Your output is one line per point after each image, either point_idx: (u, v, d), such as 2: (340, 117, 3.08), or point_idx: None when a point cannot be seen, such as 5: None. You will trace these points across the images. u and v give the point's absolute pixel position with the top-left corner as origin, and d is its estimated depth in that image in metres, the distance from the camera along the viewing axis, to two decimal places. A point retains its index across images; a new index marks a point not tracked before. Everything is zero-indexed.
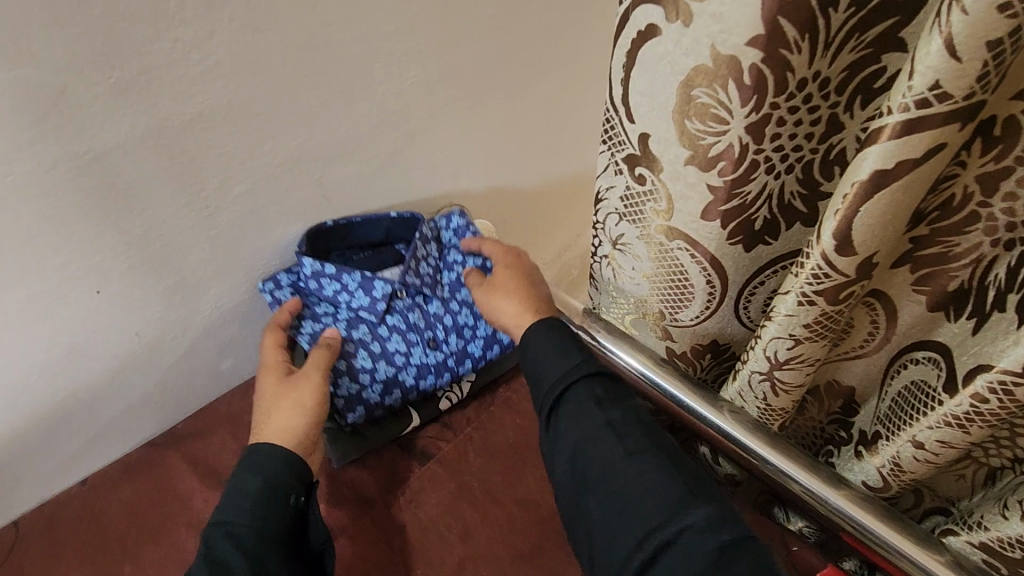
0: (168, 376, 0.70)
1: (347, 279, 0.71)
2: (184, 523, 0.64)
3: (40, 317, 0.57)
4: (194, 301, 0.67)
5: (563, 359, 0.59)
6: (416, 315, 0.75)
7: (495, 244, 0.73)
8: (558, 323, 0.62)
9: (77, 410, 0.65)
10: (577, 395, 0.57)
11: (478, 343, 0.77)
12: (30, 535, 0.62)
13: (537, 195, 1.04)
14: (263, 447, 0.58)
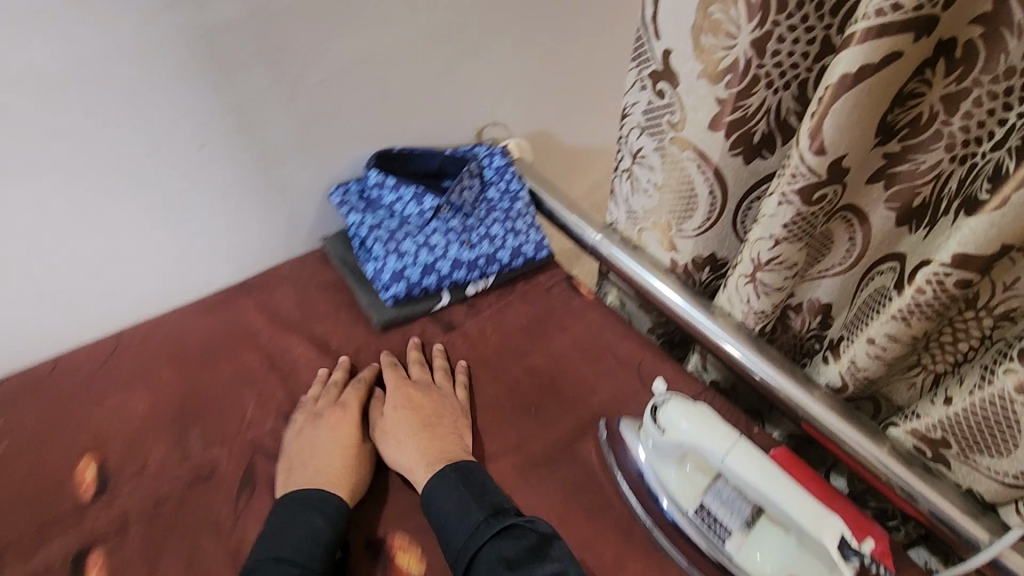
0: (247, 237, 0.82)
1: (404, 192, 0.84)
2: (253, 349, 0.76)
3: (154, 162, 0.69)
4: (274, 173, 0.79)
5: (471, 514, 0.58)
6: (456, 223, 0.85)
7: (396, 376, 0.72)
8: (460, 475, 0.61)
9: (173, 252, 0.77)
10: (488, 557, 0.56)
11: (504, 251, 0.85)
12: (131, 344, 0.76)
13: (577, 129, 1.12)
14: (331, 499, 0.60)
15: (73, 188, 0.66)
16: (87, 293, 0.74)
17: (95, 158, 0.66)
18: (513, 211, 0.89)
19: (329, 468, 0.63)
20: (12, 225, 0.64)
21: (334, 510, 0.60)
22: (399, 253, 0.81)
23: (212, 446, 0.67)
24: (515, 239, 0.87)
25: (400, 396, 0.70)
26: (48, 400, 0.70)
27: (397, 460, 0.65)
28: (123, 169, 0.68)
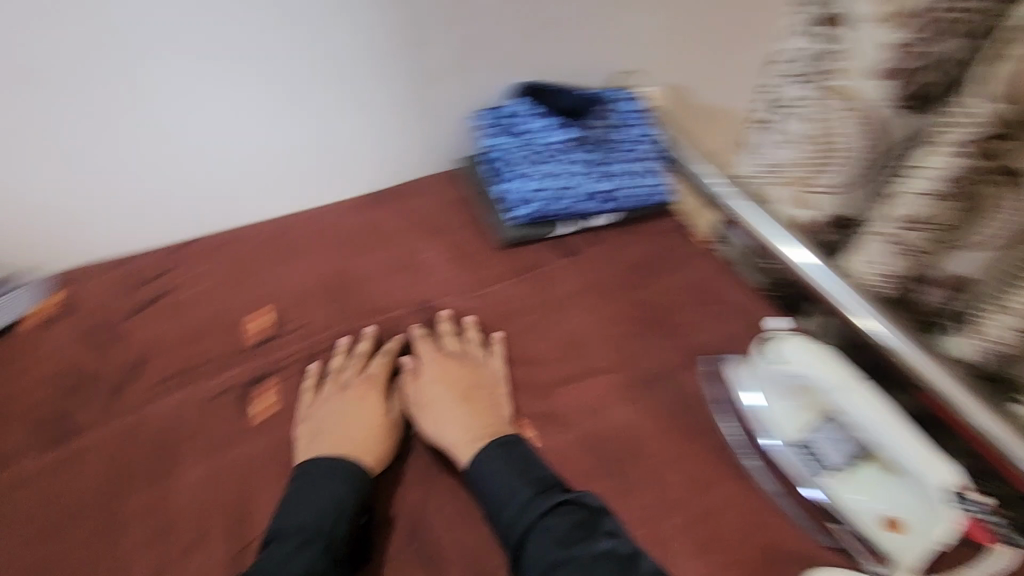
0: (397, 146, 0.90)
1: (542, 122, 0.89)
2: (392, 244, 0.85)
3: (336, 62, 0.79)
4: (430, 88, 0.87)
5: (514, 490, 0.58)
6: (586, 158, 0.89)
7: (430, 350, 0.72)
8: (501, 450, 0.61)
9: (336, 149, 0.87)
10: (539, 533, 0.55)
11: (627, 190, 0.89)
12: (294, 224, 0.88)
13: (728, 91, 1.08)
14: (352, 467, 0.60)
15: (276, 75, 0.77)
16: (264, 175, 0.85)
17: (291, 51, 0.76)
18: (639, 154, 0.93)
19: (359, 435, 0.63)
20: (220, 101, 0.76)
21: (353, 473, 0.60)
22: (528, 178, 0.86)
23: (352, 318, 0.77)
24: (638, 181, 0.90)
25: (435, 368, 0.69)
26: (228, 258, 0.83)
27: (435, 433, 0.65)
28: (316, 69, 0.79)
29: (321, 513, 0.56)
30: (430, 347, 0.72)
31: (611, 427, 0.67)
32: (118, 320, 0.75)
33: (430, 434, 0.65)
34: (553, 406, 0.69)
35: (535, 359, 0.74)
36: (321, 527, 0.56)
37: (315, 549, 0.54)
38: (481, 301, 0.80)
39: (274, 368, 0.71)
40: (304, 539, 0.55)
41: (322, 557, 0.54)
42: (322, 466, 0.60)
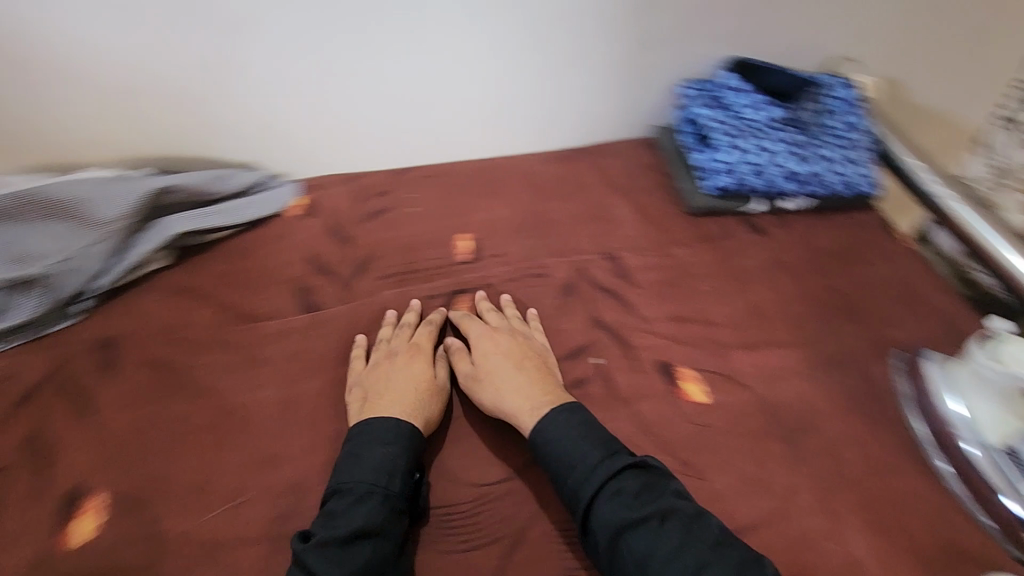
0: (601, 106, 0.99)
1: (750, 97, 0.89)
2: (585, 198, 0.92)
3: (574, 21, 0.88)
4: (646, 55, 0.94)
5: (581, 455, 0.58)
6: (792, 138, 0.88)
7: (477, 326, 0.72)
8: (564, 412, 0.61)
9: (550, 102, 0.97)
10: (609, 495, 0.55)
11: (830, 176, 0.88)
12: (498, 165, 0.98)
13: (935, 93, 1.06)
14: (404, 425, 0.61)
15: (519, 26, 0.87)
16: (485, 116, 0.96)
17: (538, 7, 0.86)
18: (848, 142, 0.90)
19: (409, 398, 0.64)
20: (469, 45, 0.87)
21: (398, 430, 0.60)
22: (732, 150, 0.86)
23: (548, 256, 0.83)
24: (843, 168, 0.88)
25: (485, 342, 0.69)
26: (441, 187, 0.93)
27: (498, 404, 0.64)
28: (553, 24, 0.88)
29: (377, 468, 0.58)
30: (477, 323, 0.72)
31: (791, 397, 0.69)
32: (351, 222, 0.87)
33: (492, 406, 0.64)
34: (730, 366, 0.71)
35: (715, 321, 0.76)
36: (372, 482, 0.57)
37: (379, 498, 0.56)
38: (667, 261, 0.83)
39: (475, 286, 0.79)
40: (363, 494, 0.56)
41: (383, 507, 0.55)
42: (373, 426, 0.61)
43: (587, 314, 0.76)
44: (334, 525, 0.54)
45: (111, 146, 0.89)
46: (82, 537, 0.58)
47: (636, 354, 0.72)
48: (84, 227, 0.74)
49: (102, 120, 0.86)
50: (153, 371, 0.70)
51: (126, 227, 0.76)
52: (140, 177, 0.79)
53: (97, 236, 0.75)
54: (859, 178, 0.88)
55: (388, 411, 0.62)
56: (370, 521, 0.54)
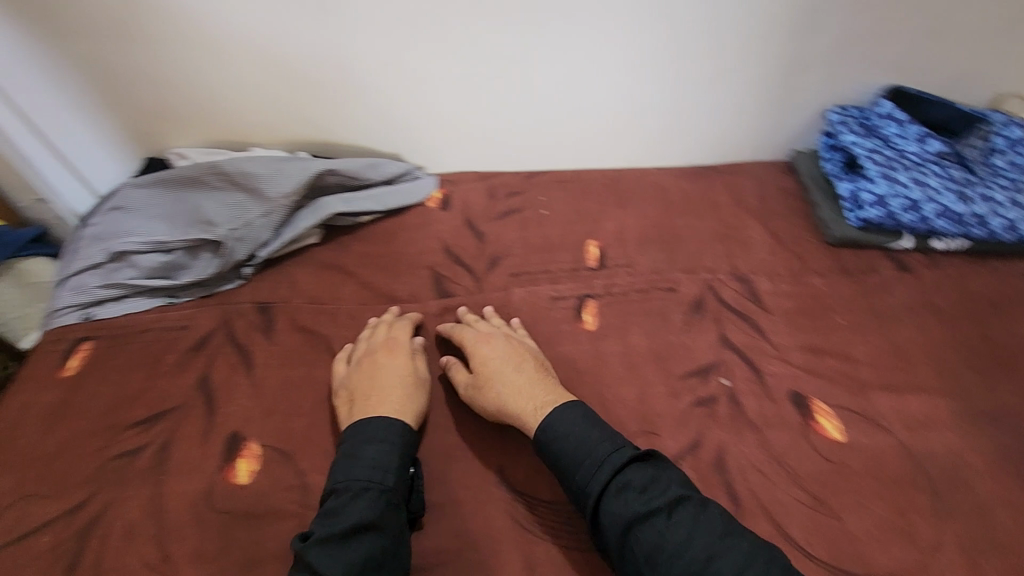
0: (738, 125, 0.97)
1: (909, 130, 0.87)
2: (716, 216, 0.90)
3: (726, 41, 0.88)
4: (795, 77, 0.92)
5: (591, 450, 0.58)
6: (953, 176, 0.85)
7: (463, 328, 0.73)
8: (571, 411, 0.61)
9: (687, 118, 0.96)
10: (618, 488, 0.56)
11: (996, 220, 0.83)
12: (627, 177, 0.98)
13: None
14: (393, 424, 0.62)
15: (674, 39, 0.87)
16: (620, 128, 0.98)
17: (693, 26, 0.86)
18: (1013, 184, 0.87)
19: (395, 395, 0.65)
20: (618, 58, 0.89)
21: (389, 430, 0.62)
22: (889, 183, 0.83)
23: (676, 272, 0.82)
24: (1010, 214, 0.83)
25: (473, 343, 0.70)
26: (572, 193, 0.95)
27: (501, 408, 0.65)
28: (704, 42, 0.88)
29: (373, 464, 0.59)
30: (462, 326, 0.73)
31: (937, 448, 0.65)
32: (483, 219, 0.91)
33: (495, 411, 0.65)
34: (870, 406, 0.68)
35: (854, 357, 0.73)
36: (368, 479, 0.58)
37: (377, 491, 0.57)
38: (803, 289, 0.80)
39: (603, 292, 0.80)
40: (358, 490, 0.57)
41: (382, 500, 0.57)
42: (364, 427, 0.62)
43: (716, 333, 0.75)
44: (333, 521, 0.55)
45: (273, 129, 0.96)
46: (242, 476, 0.64)
47: (766, 380, 0.71)
48: (258, 200, 0.83)
49: (272, 104, 0.92)
50: (305, 337, 0.76)
51: (291, 204, 0.84)
52: (308, 160, 0.87)
53: (267, 209, 0.82)
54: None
55: (378, 409, 0.64)
56: (368, 515, 0.55)
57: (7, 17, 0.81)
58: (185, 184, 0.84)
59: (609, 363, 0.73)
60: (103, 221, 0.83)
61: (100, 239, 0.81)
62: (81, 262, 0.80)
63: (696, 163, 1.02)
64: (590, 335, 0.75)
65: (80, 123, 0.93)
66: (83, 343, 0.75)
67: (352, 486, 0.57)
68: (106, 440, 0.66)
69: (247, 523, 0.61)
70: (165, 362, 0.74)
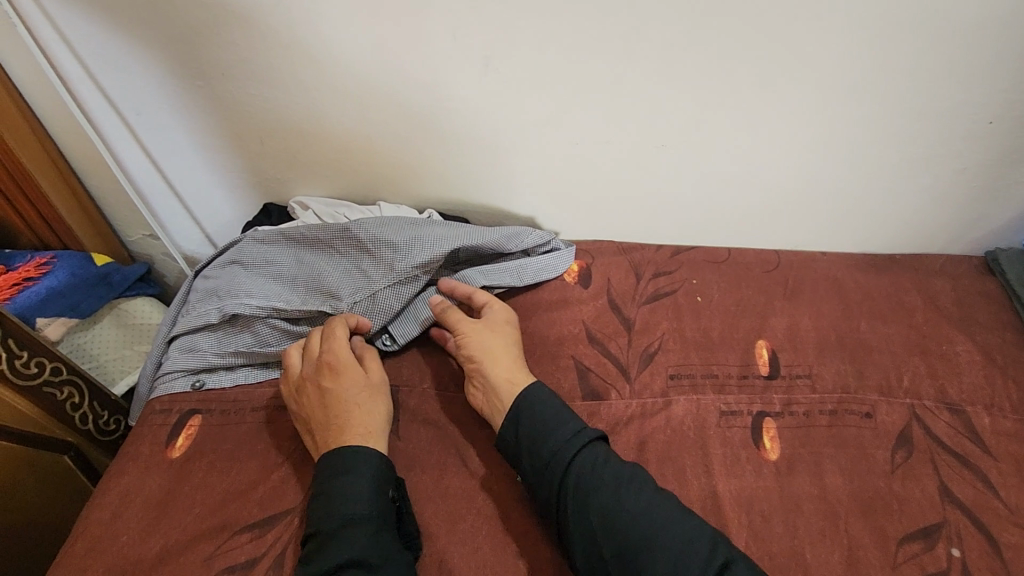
0: (927, 215, 0.84)
1: None
2: (906, 322, 0.77)
3: (930, 130, 0.76)
4: (1011, 171, 0.78)
5: (568, 425, 0.61)
6: None
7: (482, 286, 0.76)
8: (547, 390, 0.64)
9: (866, 201, 0.84)
10: (585, 462, 0.58)
11: None
12: (791, 263, 0.85)
13: None
14: (356, 451, 0.59)
15: (873, 118, 0.75)
16: (785, 206, 0.86)
17: (891, 113, 0.75)
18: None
19: (354, 421, 0.62)
20: (796, 138, 0.78)
21: (356, 457, 0.58)
22: None
23: (869, 391, 0.69)
24: None
25: (492, 303, 0.73)
26: (728, 275, 0.83)
27: (496, 363, 0.67)
28: (903, 128, 0.76)
29: (347, 497, 0.56)
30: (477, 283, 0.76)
31: None
32: (629, 301, 0.80)
33: (486, 359, 0.67)
34: None
35: None
36: (345, 516, 0.55)
37: (363, 530, 0.54)
38: None
39: (783, 410, 0.68)
40: (338, 527, 0.54)
41: (367, 533, 0.54)
42: (333, 461, 0.58)
43: (934, 481, 0.62)
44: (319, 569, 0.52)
45: (399, 181, 0.88)
46: None
47: (1006, 555, 0.57)
48: (386, 267, 0.74)
49: (406, 155, 0.85)
50: (436, 433, 0.68)
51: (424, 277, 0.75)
52: (442, 227, 0.79)
53: (397, 279, 0.73)
54: None
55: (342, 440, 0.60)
56: (359, 551, 0.53)
57: (145, 57, 0.76)
58: (313, 243, 0.77)
59: (802, 507, 0.60)
60: (218, 274, 0.76)
61: (214, 296, 0.73)
62: (189, 320, 0.72)
63: (867, 249, 0.89)
64: (776, 467, 0.63)
65: (201, 162, 0.88)
66: (193, 416, 0.68)
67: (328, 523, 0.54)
68: (215, 546, 0.58)
69: None
70: (280, 450, 0.65)
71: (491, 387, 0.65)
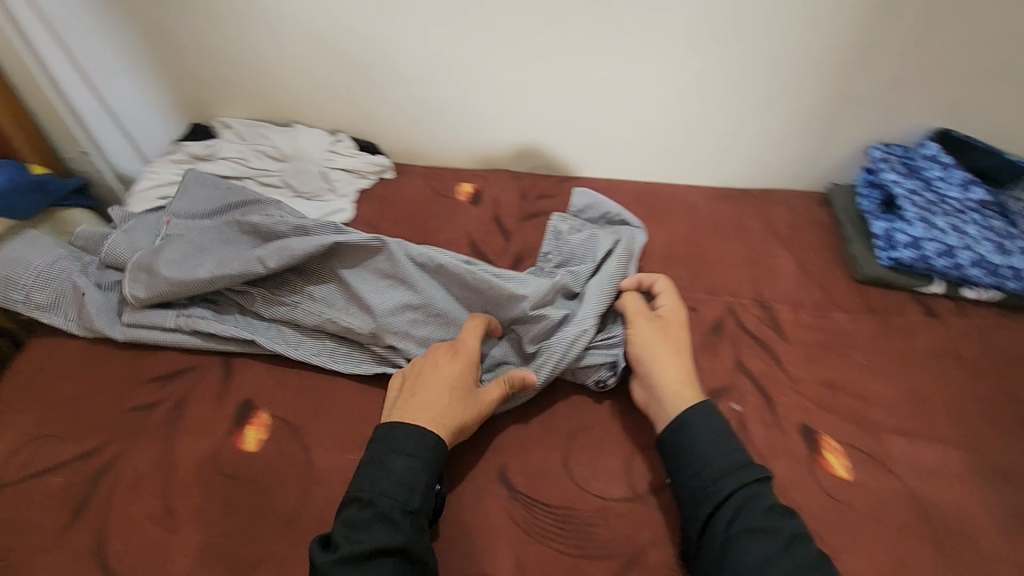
0: (777, 154, 0.96)
1: (953, 175, 0.84)
2: (743, 240, 0.90)
3: (766, 73, 0.87)
4: (839, 114, 0.90)
5: (730, 458, 0.58)
6: (997, 226, 0.82)
7: (669, 289, 0.73)
8: (714, 418, 0.61)
9: (724, 139, 0.95)
10: (738, 501, 0.55)
11: None
12: (659, 193, 0.98)
13: None
14: (420, 432, 0.59)
15: (714, 60, 0.87)
16: (654, 143, 0.97)
17: (729, 56, 0.86)
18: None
19: (435, 403, 0.61)
20: (652, 77, 0.89)
21: (416, 441, 0.58)
22: (922, 224, 0.81)
23: (698, 291, 0.82)
24: None
25: (672, 307, 0.71)
26: (602, 200, 0.95)
27: (664, 369, 0.65)
28: (742, 71, 0.87)
29: (400, 481, 0.56)
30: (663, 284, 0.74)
31: (946, 500, 0.64)
32: (512, 219, 0.91)
33: (655, 367, 0.66)
34: (881, 450, 0.67)
35: (871, 399, 0.72)
36: (390, 502, 0.54)
37: (407, 521, 0.54)
38: (825, 323, 0.80)
39: None
40: (385, 511, 0.54)
41: (407, 523, 0.54)
42: (399, 433, 0.58)
43: (733, 357, 0.75)
44: (353, 543, 0.52)
45: (316, 107, 0.98)
46: (250, 443, 0.65)
47: (778, 410, 0.70)
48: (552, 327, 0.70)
49: (318, 79, 0.94)
50: None
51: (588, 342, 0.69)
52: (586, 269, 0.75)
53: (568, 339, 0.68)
54: None
55: (411, 413, 0.60)
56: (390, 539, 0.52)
57: None
58: (468, 285, 0.71)
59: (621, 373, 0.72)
60: (371, 280, 0.72)
61: (365, 307, 0.70)
62: (335, 322, 0.70)
63: (730, 185, 1.01)
64: None
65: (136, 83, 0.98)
66: None
67: (370, 503, 0.54)
68: (124, 392, 0.69)
69: (249, 489, 0.61)
70: None
71: (659, 395, 0.64)
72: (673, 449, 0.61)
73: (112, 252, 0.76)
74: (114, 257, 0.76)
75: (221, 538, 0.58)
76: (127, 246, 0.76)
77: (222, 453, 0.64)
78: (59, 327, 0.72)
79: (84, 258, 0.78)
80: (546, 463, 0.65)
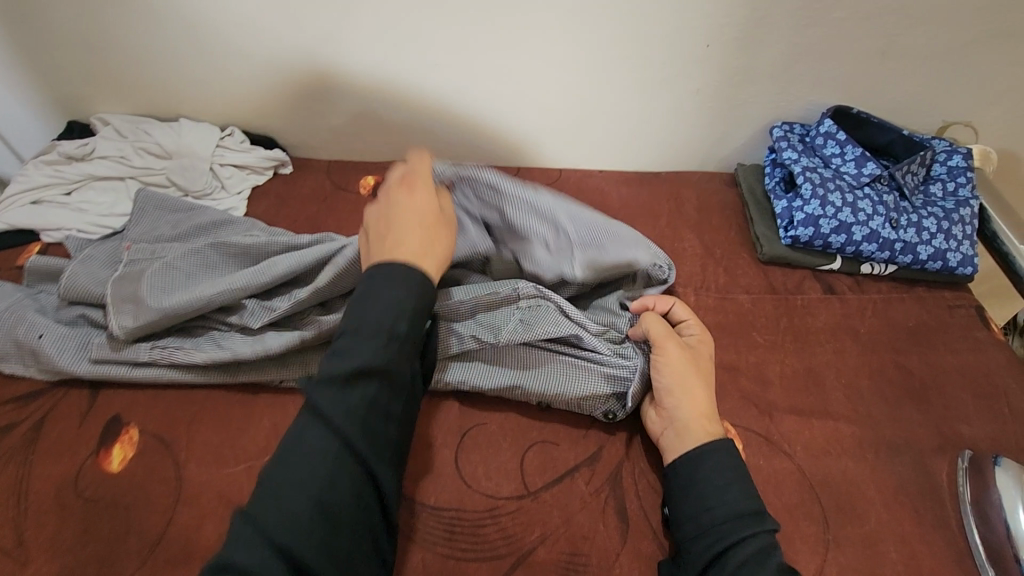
0: (683, 136, 0.95)
1: (848, 150, 0.85)
2: (650, 223, 0.89)
3: (663, 53, 0.85)
4: (741, 92, 0.89)
5: (739, 503, 0.55)
6: (891, 200, 0.83)
7: (694, 320, 0.70)
8: (733, 458, 0.58)
9: (629, 122, 0.94)
10: (740, 550, 0.52)
11: (927, 247, 0.80)
12: (568, 180, 0.96)
13: None
14: (410, 267, 0.55)
15: (609, 40, 0.84)
16: (559, 127, 0.95)
17: (623, 35, 0.84)
18: (955, 214, 0.82)
19: (415, 233, 0.58)
20: (551, 60, 0.87)
21: (407, 274, 0.54)
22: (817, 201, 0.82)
23: None
24: (943, 241, 0.80)
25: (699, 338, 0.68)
26: None
27: (690, 400, 0.62)
28: (636, 50, 0.85)
29: (388, 308, 0.53)
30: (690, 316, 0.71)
31: (836, 474, 0.64)
32: None
33: (684, 399, 0.62)
34: (775, 429, 0.67)
35: (767, 379, 0.72)
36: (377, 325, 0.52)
37: (394, 346, 0.52)
38: (727, 303, 0.79)
39: None
40: (374, 331, 0.51)
41: (393, 348, 0.52)
42: (388, 267, 0.55)
43: None
44: (337, 364, 0.50)
45: (203, 99, 0.93)
46: (114, 462, 0.61)
47: None
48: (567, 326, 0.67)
49: (201, 68, 0.89)
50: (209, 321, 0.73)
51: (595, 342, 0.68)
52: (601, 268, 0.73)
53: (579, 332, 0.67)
54: (957, 252, 0.80)
55: (393, 250, 0.56)
56: (377, 361, 0.50)
57: None
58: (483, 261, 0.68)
59: None
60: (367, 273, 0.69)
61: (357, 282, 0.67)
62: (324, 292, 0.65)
63: (640, 167, 1.00)
64: None
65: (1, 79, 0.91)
66: None
67: (355, 332, 0.52)
68: None
69: (111, 510, 0.57)
70: None
71: (677, 424, 0.62)
72: (682, 485, 0.58)
73: (78, 286, 0.68)
74: (80, 293, 0.69)
75: (75, 564, 0.54)
76: (93, 279, 0.69)
77: (83, 472, 0.60)
78: (19, 373, 0.66)
79: (41, 298, 0.71)
80: (437, 465, 0.63)
